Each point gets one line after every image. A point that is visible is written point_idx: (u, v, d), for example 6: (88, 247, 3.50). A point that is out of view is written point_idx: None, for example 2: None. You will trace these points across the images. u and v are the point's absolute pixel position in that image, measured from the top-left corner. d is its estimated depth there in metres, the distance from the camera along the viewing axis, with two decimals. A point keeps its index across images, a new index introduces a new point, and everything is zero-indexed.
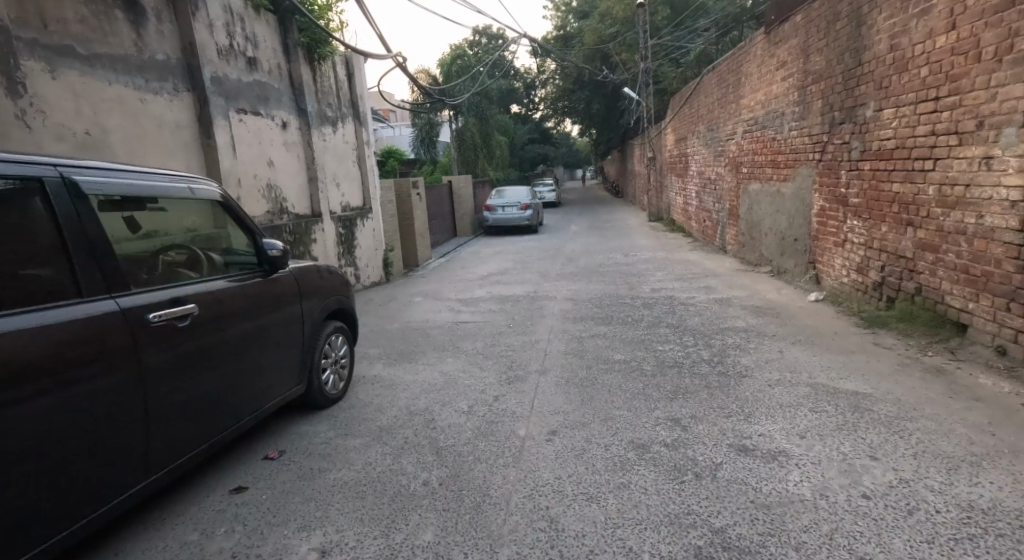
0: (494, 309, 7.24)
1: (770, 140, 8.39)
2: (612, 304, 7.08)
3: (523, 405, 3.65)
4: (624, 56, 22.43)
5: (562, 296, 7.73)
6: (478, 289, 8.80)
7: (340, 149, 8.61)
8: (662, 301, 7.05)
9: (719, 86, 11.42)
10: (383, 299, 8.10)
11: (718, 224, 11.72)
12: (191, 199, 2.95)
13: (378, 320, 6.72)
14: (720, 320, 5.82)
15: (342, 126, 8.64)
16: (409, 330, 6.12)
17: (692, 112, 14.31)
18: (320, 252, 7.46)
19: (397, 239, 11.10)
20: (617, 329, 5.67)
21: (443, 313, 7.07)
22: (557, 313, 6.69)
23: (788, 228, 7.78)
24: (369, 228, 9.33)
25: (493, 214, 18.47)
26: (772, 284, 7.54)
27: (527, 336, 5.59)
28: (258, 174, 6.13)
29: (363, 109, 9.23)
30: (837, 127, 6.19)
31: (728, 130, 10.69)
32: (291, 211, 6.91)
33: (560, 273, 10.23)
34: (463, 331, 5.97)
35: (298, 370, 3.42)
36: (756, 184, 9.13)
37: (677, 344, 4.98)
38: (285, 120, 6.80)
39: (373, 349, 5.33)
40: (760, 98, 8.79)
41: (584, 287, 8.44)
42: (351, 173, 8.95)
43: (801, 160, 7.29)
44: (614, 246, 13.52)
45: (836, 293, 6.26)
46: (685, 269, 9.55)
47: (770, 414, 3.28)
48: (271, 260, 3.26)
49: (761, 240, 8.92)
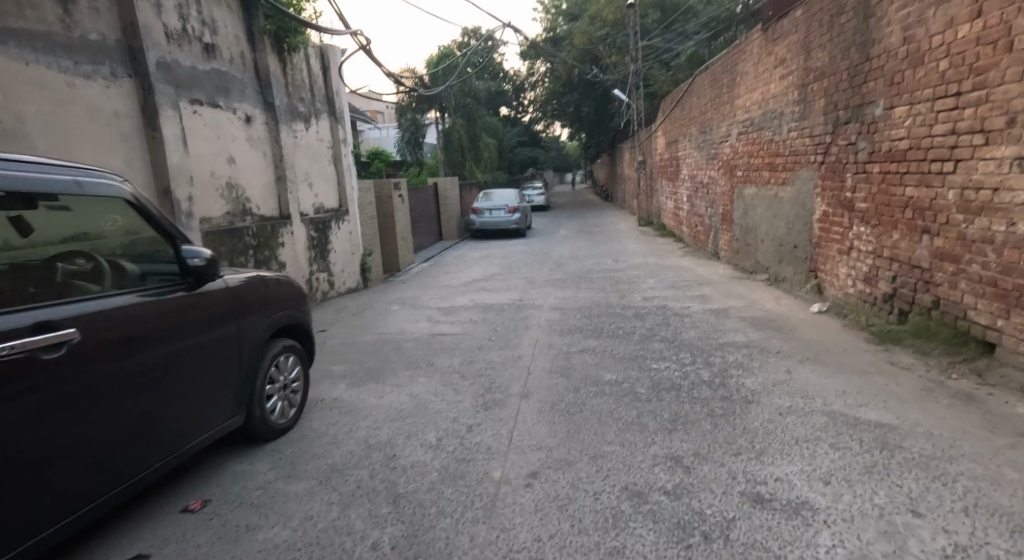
0: (476, 319, 6.75)
1: (767, 142, 7.99)
2: (601, 314, 6.62)
3: (500, 438, 3.16)
4: (613, 58, 22.09)
5: (549, 305, 7.26)
6: (460, 297, 8.30)
7: (314, 147, 8.09)
8: (655, 311, 6.60)
9: (712, 87, 11.05)
10: (358, 307, 7.57)
11: (711, 229, 11.32)
12: (79, 196, 2.33)
13: (349, 331, 6.20)
14: (718, 333, 5.38)
15: (315, 122, 8.12)
16: (382, 343, 5.61)
17: (683, 114, 13.93)
18: (289, 257, 6.93)
19: (377, 242, 10.57)
20: (607, 343, 5.20)
21: (420, 324, 6.57)
22: (543, 325, 6.22)
23: (787, 234, 7.37)
24: (345, 232, 8.81)
25: (480, 217, 17.98)
26: (771, 293, 7.11)
27: (509, 351, 5.11)
28: (215, 172, 5.61)
29: (339, 106, 8.71)
30: (841, 127, 5.77)
31: (722, 132, 10.30)
32: (256, 213, 6.40)
33: (547, 279, 9.76)
34: (440, 345, 5.47)
35: (232, 399, 2.91)
36: (752, 188, 8.72)
37: (674, 361, 4.52)
38: (249, 114, 6.28)
39: (339, 365, 4.82)
40: (756, 98, 8.40)
41: (572, 295, 7.98)
42: (325, 173, 8.43)
43: (801, 162, 6.89)
44: (604, 251, 13.09)
45: (841, 304, 5.85)
46: (677, 276, 9.13)
47: (785, 452, 2.83)
48: (194, 271, 2.72)
49: (758, 247, 8.51)
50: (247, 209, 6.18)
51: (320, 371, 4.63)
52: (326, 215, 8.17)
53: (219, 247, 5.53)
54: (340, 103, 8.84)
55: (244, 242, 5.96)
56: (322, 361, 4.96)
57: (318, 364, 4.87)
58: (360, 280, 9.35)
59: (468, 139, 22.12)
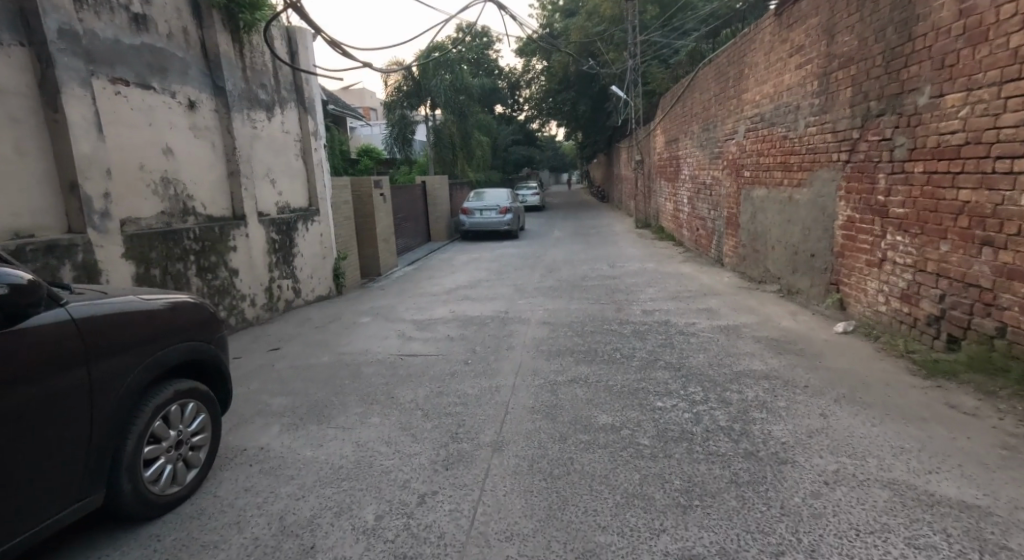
0: (453, 335, 5.96)
1: (779, 140, 7.24)
2: (595, 330, 5.86)
3: (459, 521, 2.40)
4: (612, 55, 21.34)
5: (537, 320, 6.49)
6: (440, 307, 7.52)
7: (278, 140, 7.29)
8: (657, 329, 5.83)
9: (716, 81, 10.32)
10: (323, 319, 6.77)
11: (714, 233, 10.57)
12: None
13: (305, 350, 5.41)
14: (731, 360, 4.61)
15: (279, 112, 7.33)
16: (339, 367, 4.82)
17: (684, 112, 13.18)
18: (242, 263, 6.12)
19: (353, 245, 9.74)
20: (601, 371, 4.44)
21: (388, 340, 5.77)
22: (529, 344, 5.44)
23: (802, 241, 6.61)
24: (314, 234, 7.99)
25: (470, 217, 17.20)
26: (786, 309, 6.35)
27: (486, 380, 4.33)
28: (145, 165, 4.81)
29: (308, 95, 7.91)
30: (873, 120, 5.02)
31: (727, 129, 9.57)
32: (201, 212, 5.59)
33: (538, 286, 8.99)
34: (407, 371, 4.68)
35: (84, 474, 2.10)
36: (762, 190, 7.96)
37: (682, 399, 3.75)
38: (194, 99, 5.48)
39: (280, 397, 4.03)
40: (768, 91, 7.65)
41: (564, 306, 7.20)
42: (291, 168, 7.62)
43: (820, 160, 6.14)
44: (600, 255, 12.33)
45: (870, 324, 5.09)
46: (678, 285, 8.39)
47: (845, 554, 2.06)
48: None
49: (768, 255, 7.76)
50: (188, 208, 5.38)
51: (255, 406, 3.84)
52: (290, 216, 7.36)
53: (149, 253, 4.74)
54: (310, 92, 8.05)
55: (182, 246, 5.16)
56: (262, 391, 4.17)
57: (255, 395, 4.07)
58: (331, 287, 8.55)
59: (460, 136, 21.33)
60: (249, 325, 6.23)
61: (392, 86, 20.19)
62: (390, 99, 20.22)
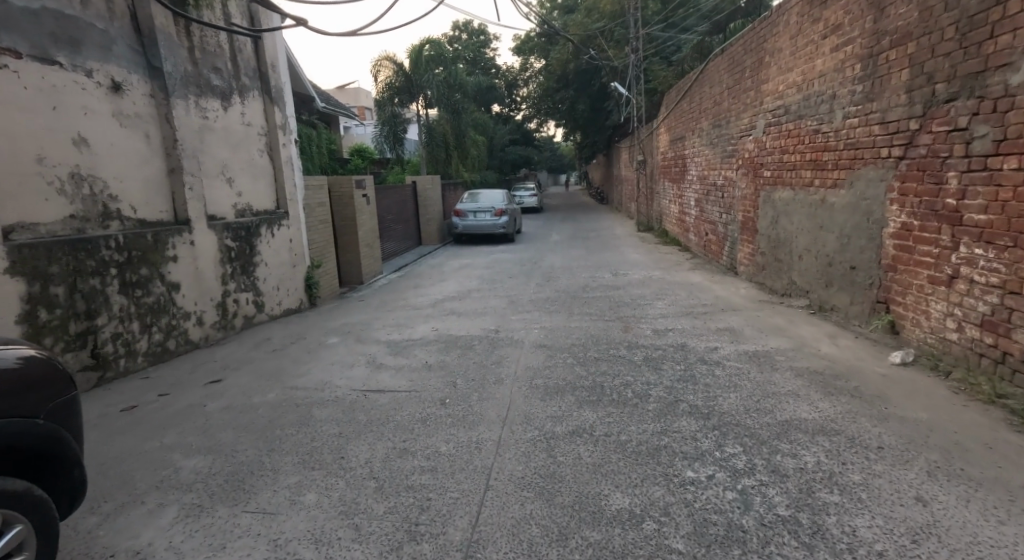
0: (433, 360, 5.07)
1: (809, 134, 6.36)
2: (598, 357, 4.97)
3: None
4: (612, 52, 20.51)
5: (531, 342, 5.58)
6: (421, 324, 6.63)
7: (236, 132, 6.38)
8: (673, 357, 4.93)
9: (730, 72, 9.45)
10: (285, 340, 5.87)
11: (727, 239, 9.67)
12: None
13: (253, 381, 4.50)
14: (771, 402, 3.71)
15: (238, 101, 6.43)
16: (286, 407, 3.91)
17: (692, 107, 12.27)
18: (185, 276, 5.21)
19: (330, 252, 8.82)
20: (608, 419, 3.55)
21: (352, 369, 4.87)
22: (521, 375, 4.53)
23: (839, 251, 5.73)
24: (280, 240, 7.08)
25: (463, 220, 16.29)
26: (822, 331, 5.45)
27: (464, 431, 3.44)
28: (43, 157, 3.97)
29: (272, 82, 7.01)
30: (939, 106, 4.14)
31: (744, 123, 8.69)
32: (130, 216, 4.69)
33: (534, 298, 8.09)
34: (370, 415, 3.79)
35: None
36: (787, 192, 7.06)
37: (720, 468, 2.85)
38: (119, 80, 4.59)
39: (198, 456, 3.12)
40: (794, 79, 6.76)
41: (563, 325, 6.30)
42: (253, 165, 6.71)
43: (863, 157, 5.27)
44: (601, 262, 11.43)
45: (935, 354, 4.21)
46: (691, 298, 7.51)
47: None
48: None
49: (794, 265, 6.89)
50: (110, 211, 4.48)
51: (158, 472, 2.92)
52: (251, 220, 6.45)
53: (47, 267, 3.91)
54: (277, 79, 7.14)
55: (98, 258, 4.27)
56: (180, 444, 3.26)
57: (168, 452, 3.16)
58: (302, 299, 7.64)
59: (453, 135, 20.42)
60: (195, 349, 5.32)
61: (382, 82, 18.96)
62: (380, 95, 19.00)
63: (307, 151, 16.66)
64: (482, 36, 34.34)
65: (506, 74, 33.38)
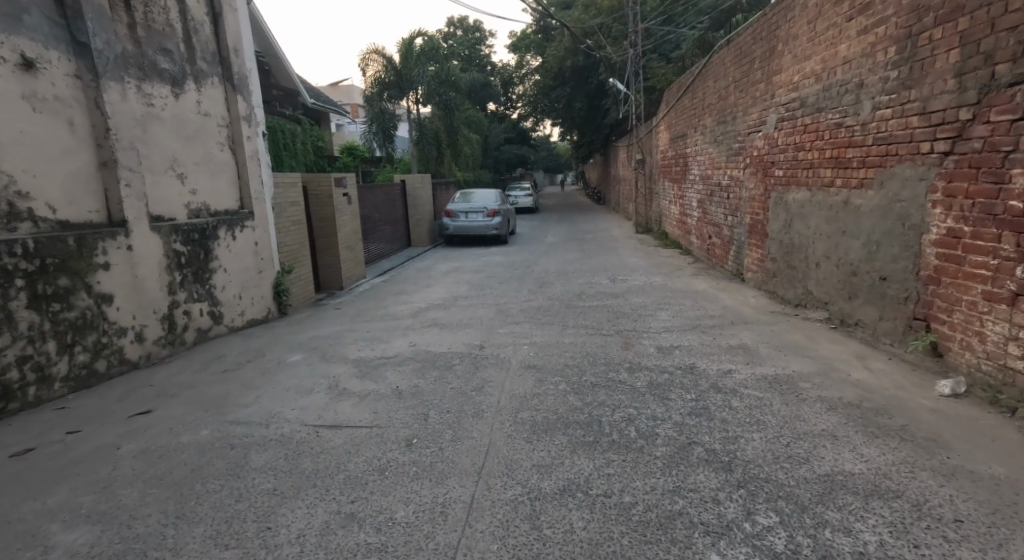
0: (404, 385, 4.40)
1: (830, 128, 5.73)
2: (596, 382, 4.31)
3: None
4: (610, 47, 19.86)
5: (519, 362, 4.92)
6: (398, 338, 5.95)
7: (191, 122, 5.72)
8: (681, 383, 4.28)
9: (737, 63, 8.81)
10: (242, 358, 5.20)
11: (733, 243, 9.02)
12: None
13: (191, 411, 3.83)
14: (803, 447, 3.07)
15: (194, 88, 5.77)
16: (218, 449, 3.25)
17: (694, 103, 11.61)
18: (122, 286, 4.55)
19: (304, 256, 8.15)
20: (605, 471, 2.90)
21: (310, 395, 4.20)
22: (505, 406, 3.87)
23: (865, 259, 5.09)
24: (243, 243, 6.40)
25: (454, 221, 15.61)
26: (847, 350, 4.81)
27: (428, 489, 2.78)
28: None
29: (235, 68, 6.35)
30: (1000, 92, 3.55)
31: (753, 118, 8.05)
32: (46, 217, 4.06)
33: (525, 307, 7.43)
34: (318, 461, 3.12)
35: None
36: (802, 193, 6.43)
37: (754, 551, 2.24)
38: (31, 57, 3.95)
39: (84, 526, 2.50)
40: (812, 68, 6.13)
41: (555, 341, 5.64)
42: (211, 160, 6.05)
43: (896, 153, 4.64)
44: (599, 266, 10.78)
45: (992, 384, 3.59)
46: (696, 308, 6.87)
47: None
48: None
49: (810, 273, 6.25)
50: (17, 211, 3.86)
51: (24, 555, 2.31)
52: (207, 222, 5.78)
53: None
54: (241, 65, 6.46)
55: None
56: (69, 506, 2.63)
57: (48, 520, 2.53)
58: (270, 307, 6.96)
59: (445, 133, 19.70)
60: (133, 369, 4.67)
61: (371, 75, 18.09)
62: (368, 90, 18.23)
63: (290, 148, 15.96)
64: (477, 32, 33.66)
65: (501, 71, 32.67)
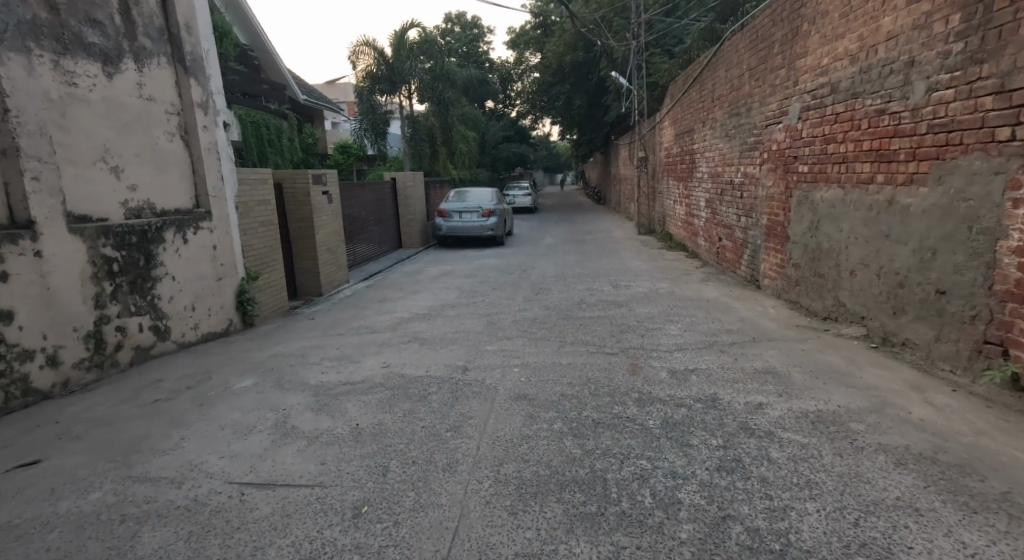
0: (366, 423, 3.63)
1: (869, 115, 4.97)
2: (597, 421, 3.54)
3: None
4: (611, 42, 19.12)
5: (506, 392, 4.14)
6: (370, 357, 5.17)
7: (135, 108, 5.00)
8: (703, 422, 3.50)
9: (751, 49, 8.05)
10: (185, 382, 4.41)
11: (747, 246, 8.26)
12: None
13: (91, 460, 3.05)
14: (877, 530, 2.33)
15: (134, 68, 5.00)
16: (101, 525, 2.46)
17: (702, 96, 10.81)
18: (25, 301, 3.89)
19: (276, 260, 7.37)
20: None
21: (249, 436, 3.41)
22: (485, 457, 3.10)
23: (918, 269, 4.31)
24: (199, 246, 5.64)
25: (447, 221, 14.83)
26: (897, 377, 4.05)
27: None
28: None
29: (187, 48, 5.59)
30: None
31: (771, 108, 7.28)
32: None
33: (518, 318, 6.65)
34: (231, 548, 2.36)
35: None
36: (832, 191, 5.67)
37: None
38: None
39: None
40: (845, 48, 5.37)
41: (551, 362, 4.86)
42: (160, 151, 5.31)
43: (959, 142, 3.92)
44: (600, 270, 10.01)
45: None
46: (709, 321, 6.11)
47: None
48: None
49: (841, 282, 5.48)
50: None
51: None
52: (150, 223, 5.02)
53: None
54: (195, 43, 5.70)
55: None
56: None
57: None
58: (232, 319, 6.17)
59: (440, 130, 18.87)
60: (43, 400, 3.98)
61: (362, 70, 17.51)
62: (359, 85, 17.53)
63: (275, 145, 15.16)
64: (474, 29, 32.85)
65: (499, 68, 31.84)
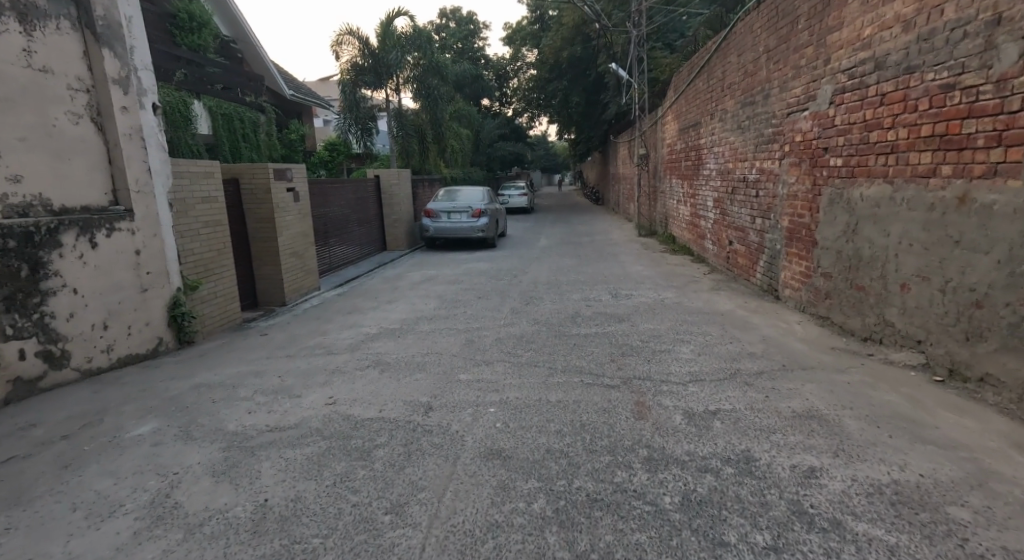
0: (279, 500, 2.65)
1: (930, 93, 4.01)
2: (594, 500, 2.57)
3: None
4: (611, 34, 18.15)
5: (476, 446, 3.16)
6: (315, 391, 4.18)
7: (21, 82, 4.07)
8: (739, 501, 2.54)
9: (771, 28, 7.07)
10: (64, 429, 3.44)
11: (764, 252, 7.29)
12: None
13: None
14: None
15: (19, 31, 4.07)
16: None
17: (710, 86, 9.85)
18: None
19: (227, 267, 6.37)
20: None
21: (106, 524, 2.46)
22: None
23: (1009, 287, 3.37)
24: (117, 251, 4.65)
25: (435, 221, 13.79)
26: (987, 429, 3.11)
27: None
28: None
29: (100, 10, 4.63)
30: None
31: (795, 93, 6.31)
32: None
33: (502, 336, 5.65)
34: None
35: None
36: (876, 188, 4.71)
37: None
38: None
39: None
40: (897, 12, 4.41)
41: (536, 400, 3.85)
42: (64, 136, 4.36)
43: None
44: (600, 276, 9.04)
45: None
46: (728, 341, 5.14)
47: None
48: None
49: (889, 298, 4.50)
50: None
51: None
52: (38, 223, 4.07)
53: None
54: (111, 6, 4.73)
55: None
56: None
57: None
58: (164, 338, 5.18)
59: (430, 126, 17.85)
60: None
61: (347, 61, 16.40)
62: (342, 77, 16.49)
63: (250, 139, 14.18)
64: (470, 24, 31.84)
65: (495, 65, 30.84)
